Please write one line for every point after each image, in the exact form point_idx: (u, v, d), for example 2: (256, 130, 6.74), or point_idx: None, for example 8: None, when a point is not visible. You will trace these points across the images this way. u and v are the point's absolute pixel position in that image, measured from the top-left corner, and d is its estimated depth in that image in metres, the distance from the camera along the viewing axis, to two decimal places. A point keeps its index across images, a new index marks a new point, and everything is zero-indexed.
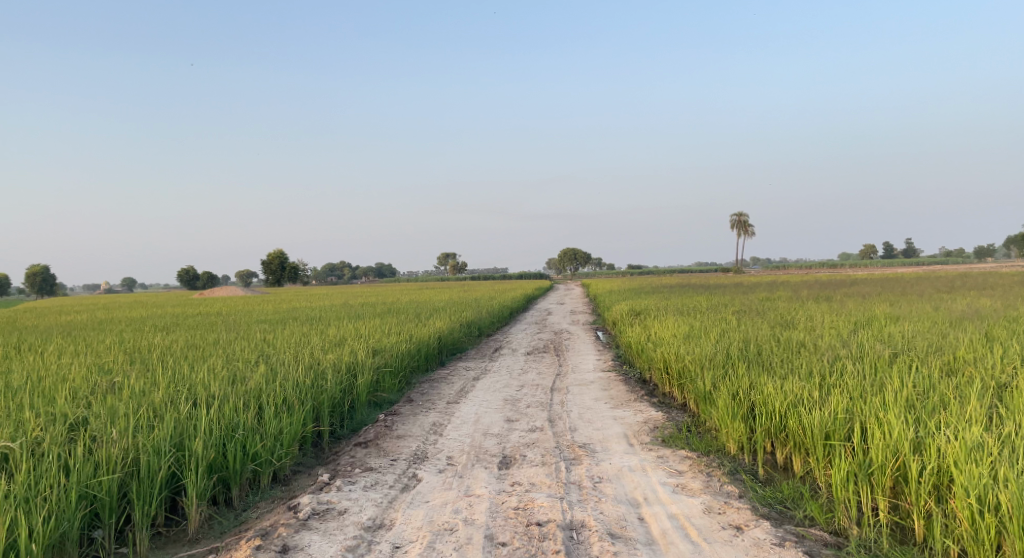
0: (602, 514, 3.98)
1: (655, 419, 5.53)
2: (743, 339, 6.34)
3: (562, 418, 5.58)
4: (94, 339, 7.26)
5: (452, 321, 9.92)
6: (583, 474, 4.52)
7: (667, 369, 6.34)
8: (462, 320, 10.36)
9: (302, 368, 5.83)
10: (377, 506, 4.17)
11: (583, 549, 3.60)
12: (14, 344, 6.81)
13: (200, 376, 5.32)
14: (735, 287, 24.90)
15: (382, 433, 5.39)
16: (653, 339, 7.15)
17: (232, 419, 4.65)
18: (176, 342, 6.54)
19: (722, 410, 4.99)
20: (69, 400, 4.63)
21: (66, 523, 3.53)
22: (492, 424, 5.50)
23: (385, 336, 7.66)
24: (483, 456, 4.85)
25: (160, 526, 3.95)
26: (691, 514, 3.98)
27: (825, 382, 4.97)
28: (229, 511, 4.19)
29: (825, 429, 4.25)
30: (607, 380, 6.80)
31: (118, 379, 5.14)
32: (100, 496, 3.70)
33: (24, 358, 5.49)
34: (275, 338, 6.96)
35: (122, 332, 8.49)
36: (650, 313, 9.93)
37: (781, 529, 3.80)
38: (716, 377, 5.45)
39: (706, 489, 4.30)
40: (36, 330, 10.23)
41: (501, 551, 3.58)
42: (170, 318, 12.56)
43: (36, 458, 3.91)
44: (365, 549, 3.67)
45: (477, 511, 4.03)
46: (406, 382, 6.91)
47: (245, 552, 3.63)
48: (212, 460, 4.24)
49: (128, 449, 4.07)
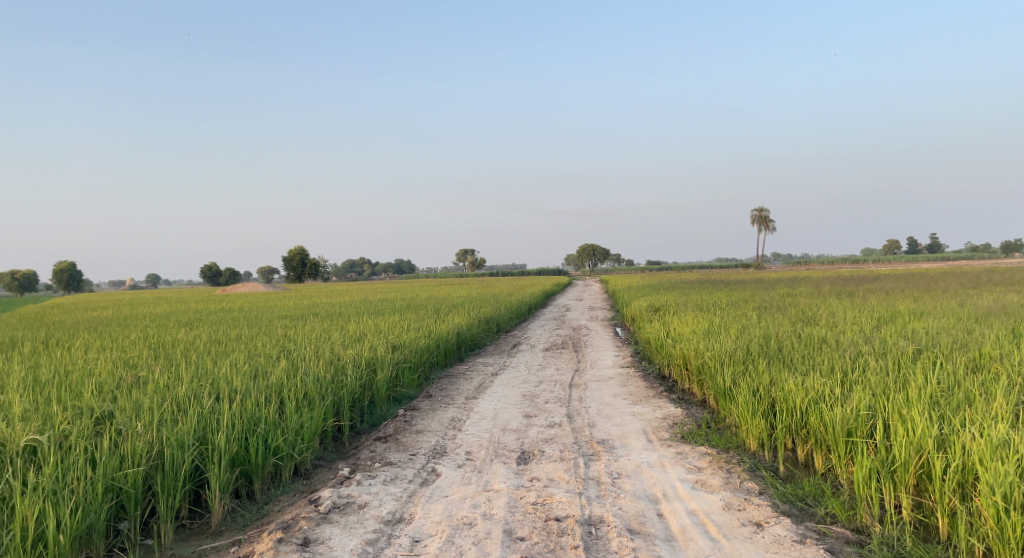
0: (621, 509, 4.00)
1: (675, 415, 5.47)
2: (764, 335, 6.27)
3: (581, 414, 5.57)
4: (120, 334, 7.32)
5: (472, 317, 9.95)
6: (602, 470, 4.52)
7: (686, 365, 6.27)
8: (482, 316, 10.40)
9: (322, 363, 5.87)
10: (397, 500, 4.22)
11: (602, 544, 3.62)
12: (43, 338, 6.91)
13: (223, 370, 5.36)
14: (771, 284, 21.02)
15: (401, 427, 5.42)
16: (673, 335, 7.09)
17: (255, 413, 4.70)
18: (199, 337, 6.59)
19: (742, 406, 4.94)
20: (95, 394, 4.69)
21: (92, 516, 3.65)
22: (511, 419, 5.50)
23: (403, 332, 7.68)
24: (501, 451, 4.86)
25: (184, 519, 4.06)
26: (710, 510, 3.97)
27: (848, 378, 4.89)
28: (252, 504, 4.27)
29: (847, 426, 4.23)
30: (626, 377, 6.74)
31: (142, 373, 5.19)
32: (125, 488, 3.83)
33: (51, 352, 5.56)
34: (296, 334, 7.00)
35: (146, 328, 8.49)
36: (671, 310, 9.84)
37: (802, 527, 3.79)
38: (736, 374, 5.38)
39: (726, 485, 4.28)
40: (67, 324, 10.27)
41: (520, 546, 3.62)
42: (194, 312, 12.79)
43: (64, 451, 4.02)
44: (385, 542, 3.73)
45: (496, 506, 4.07)
46: (424, 378, 6.92)
47: (268, 545, 3.71)
48: (235, 453, 4.31)
49: (153, 443, 4.18)
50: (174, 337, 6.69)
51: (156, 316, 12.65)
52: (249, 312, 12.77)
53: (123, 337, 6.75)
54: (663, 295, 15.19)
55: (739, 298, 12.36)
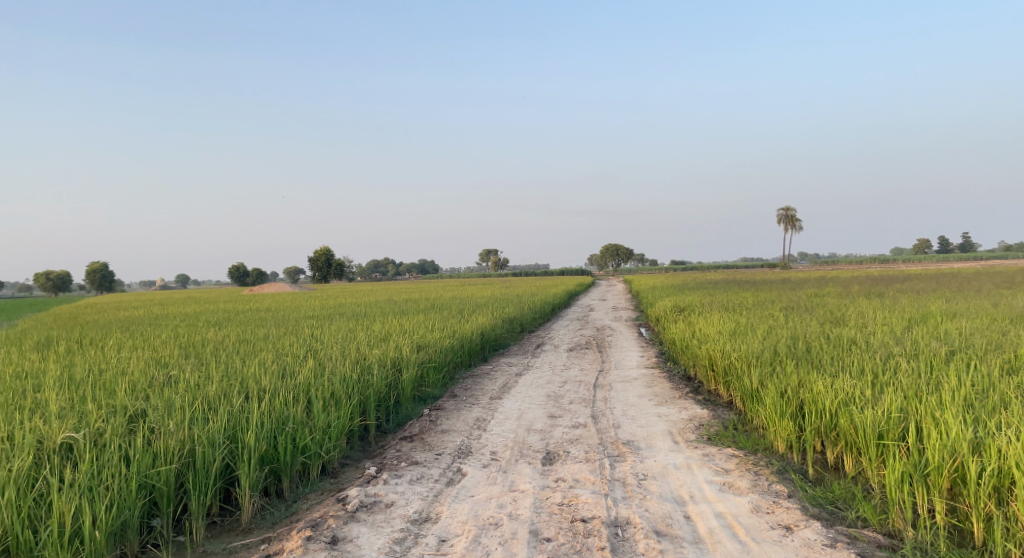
0: (647, 511, 3.98)
1: (701, 416, 5.43)
2: (792, 335, 6.20)
3: (606, 414, 5.55)
4: (151, 334, 7.44)
5: (496, 317, 9.98)
6: (628, 471, 4.50)
7: (712, 366, 6.22)
8: (505, 316, 10.42)
9: (348, 362, 5.92)
10: (423, 500, 4.24)
11: (629, 546, 3.61)
12: (77, 338, 7.05)
13: (252, 370, 5.43)
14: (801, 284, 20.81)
15: (426, 427, 5.45)
16: (699, 335, 7.03)
17: (283, 412, 4.76)
18: (228, 336, 6.67)
19: (770, 407, 4.89)
20: (129, 392, 4.77)
21: (126, 513, 3.71)
22: (535, 419, 5.50)
23: (428, 332, 7.72)
24: (526, 451, 4.86)
25: (214, 516, 4.12)
26: (738, 513, 3.94)
27: (878, 380, 4.82)
28: (281, 502, 4.32)
29: (878, 428, 4.17)
30: (651, 377, 6.71)
31: (173, 372, 5.27)
32: (158, 486, 3.90)
33: (86, 351, 5.67)
34: (322, 333, 7.06)
35: (176, 328, 8.64)
36: (695, 310, 9.75)
37: (833, 530, 3.74)
38: (763, 375, 5.32)
39: (754, 488, 4.24)
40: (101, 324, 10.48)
41: (547, 546, 3.61)
42: (222, 312, 12.97)
43: (99, 448, 4.10)
44: (412, 541, 3.75)
45: (522, 506, 4.07)
46: (449, 377, 6.95)
47: (297, 542, 3.75)
48: (264, 452, 4.36)
49: (185, 441, 4.25)
50: (204, 336, 6.79)
51: (185, 315, 12.87)
52: (276, 312, 12.95)
53: (155, 337, 6.85)
54: (689, 295, 15.25)
55: (763, 299, 12.19)
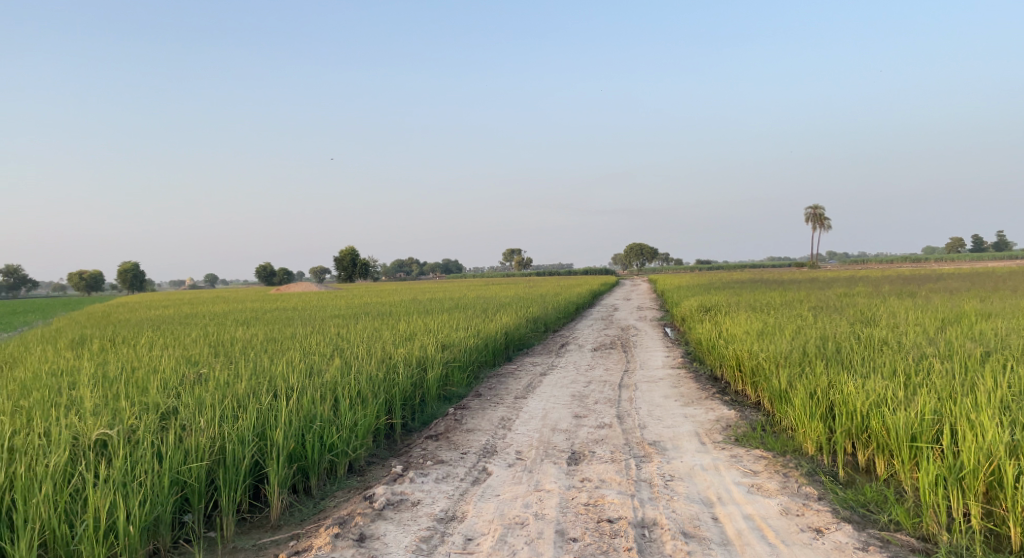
0: (674, 512, 3.95)
1: (728, 417, 5.38)
2: (821, 335, 6.12)
3: (632, 415, 5.52)
4: (181, 332, 7.56)
5: (520, 317, 9.98)
6: (654, 472, 4.47)
7: (739, 366, 6.16)
8: (529, 316, 10.41)
9: (374, 361, 5.95)
10: (449, 498, 4.25)
11: (656, 547, 3.58)
12: (110, 337, 7.19)
13: (280, 368, 5.48)
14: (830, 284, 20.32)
15: (451, 426, 5.46)
16: (725, 336, 6.96)
17: (311, 410, 4.80)
18: (256, 335, 6.76)
19: (799, 408, 4.82)
20: (160, 390, 4.85)
21: (159, 508, 3.77)
22: (560, 419, 5.49)
23: (453, 332, 7.74)
24: (551, 451, 4.85)
25: (244, 512, 4.17)
26: (767, 515, 3.89)
27: (911, 381, 4.73)
28: (309, 499, 4.36)
29: (911, 430, 4.10)
30: (677, 378, 6.66)
31: (203, 371, 5.34)
32: (190, 482, 3.95)
33: (118, 350, 5.77)
34: (348, 333, 7.12)
35: (206, 327, 8.76)
36: (720, 310, 9.64)
37: (865, 533, 3.68)
38: (792, 376, 5.25)
39: (783, 490, 4.19)
40: (135, 323, 10.71)
41: (573, 546, 3.60)
42: (250, 312, 13.15)
43: (132, 445, 4.17)
44: (438, 540, 3.76)
45: (547, 506, 4.06)
46: (474, 377, 6.96)
47: (325, 539, 3.77)
48: (292, 449, 4.40)
49: (215, 438, 4.31)
50: (233, 335, 6.89)
51: (214, 315, 13.10)
52: (303, 311, 13.12)
53: (185, 336, 6.96)
54: (715, 294, 15.14)
55: (791, 299, 12.02)
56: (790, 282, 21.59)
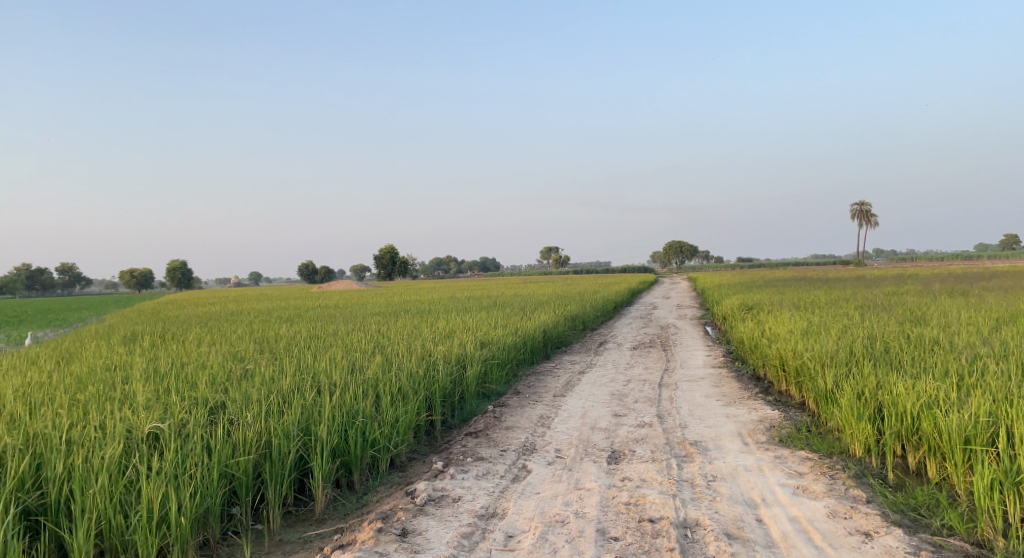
0: (717, 513, 3.90)
1: (772, 417, 5.29)
2: (869, 335, 5.97)
3: (672, 414, 5.47)
4: (228, 329, 7.75)
5: (558, 315, 9.96)
6: (696, 472, 4.42)
7: (783, 366, 6.05)
8: (567, 314, 10.39)
9: (415, 358, 6.01)
10: (489, 495, 4.27)
11: (699, 548, 3.55)
12: (159, 333, 7.41)
13: (324, 365, 5.57)
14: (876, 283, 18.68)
15: (491, 423, 5.48)
16: (768, 335, 6.85)
17: (353, 406, 4.87)
18: (300, 332, 6.88)
19: (845, 409, 4.72)
20: (209, 385, 4.98)
21: (209, 500, 3.86)
22: (600, 418, 5.47)
23: (491, 330, 7.77)
24: (591, 449, 4.83)
25: (290, 506, 4.25)
26: (813, 517, 3.82)
27: (964, 382, 4.59)
28: (352, 493, 4.42)
29: (965, 433, 3.98)
30: (718, 377, 6.57)
31: (249, 366, 5.46)
32: (238, 475, 4.04)
33: (168, 345, 5.94)
34: (388, 330, 7.20)
35: (251, 324, 8.96)
36: (761, 309, 9.46)
37: (916, 538, 3.58)
38: (838, 376, 5.14)
39: (830, 492, 4.10)
40: (185, 321, 11.04)
41: (614, 545, 3.59)
42: (293, 310, 13.42)
43: (183, 438, 4.29)
44: (479, 536, 3.78)
45: (588, 504, 4.05)
46: (513, 375, 6.98)
47: (368, 533, 3.82)
48: (336, 444, 4.47)
49: (261, 433, 4.40)
50: (277, 332, 7.03)
51: (259, 312, 13.41)
52: (344, 308, 13.34)
53: (231, 332, 7.13)
54: (755, 293, 14.85)
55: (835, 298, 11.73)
56: (841, 282, 19.82)
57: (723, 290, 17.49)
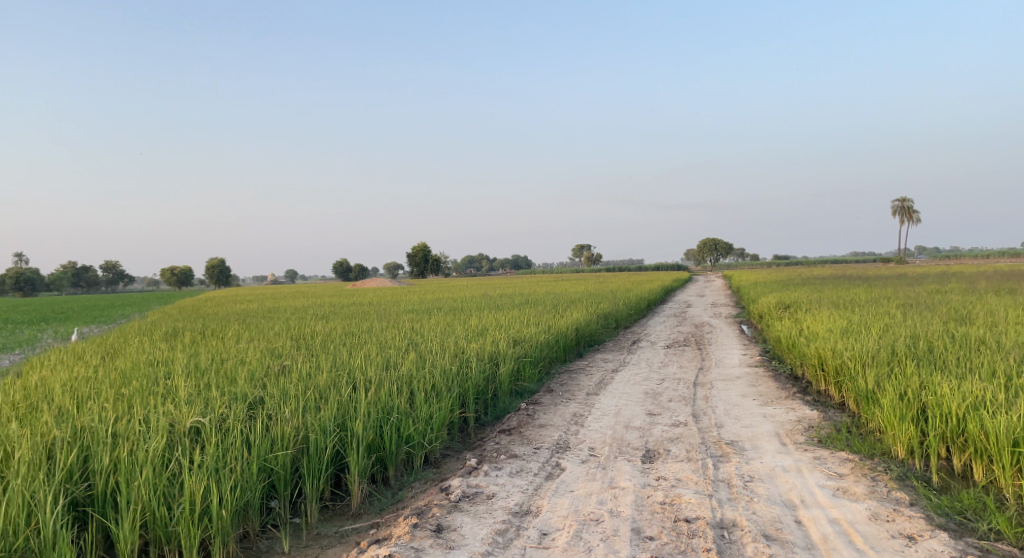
0: (755, 514, 3.84)
1: (811, 418, 5.20)
2: (912, 335, 5.83)
3: (707, 413, 5.41)
4: (265, 326, 7.90)
5: (591, 313, 9.93)
6: (733, 472, 4.37)
7: (822, 366, 5.94)
8: (600, 311, 10.35)
9: (448, 356, 6.05)
10: (523, 493, 4.27)
11: (736, 549, 3.50)
12: (200, 330, 7.58)
13: (359, 361, 5.63)
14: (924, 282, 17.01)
15: (524, 421, 5.48)
16: (806, 334, 6.73)
17: (388, 403, 4.91)
18: (336, 329, 6.97)
19: (887, 410, 4.61)
20: (248, 381, 5.07)
21: (249, 493, 3.93)
22: (634, 417, 5.43)
23: (524, 327, 7.78)
24: (625, 448, 4.81)
25: (327, 500, 4.31)
26: (855, 520, 3.74)
27: (1013, 383, 4.46)
28: (387, 489, 4.47)
29: (1013, 435, 3.86)
30: (755, 377, 6.48)
31: (287, 363, 5.55)
32: (276, 469, 4.11)
33: (209, 341, 6.08)
34: (422, 327, 7.25)
35: (287, 321, 9.10)
36: (798, 308, 9.29)
37: (962, 542, 3.49)
38: (880, 376, 5.03)
39: (872, 494, 4.01)
40: (225, 317, 11.27)
41: (650, 545, 3.56)
42: (328, 307, 13.63)
43: (223, 432, 4.37)
44: (514, 533, 3.79)
45: (622, 503, 4.03)
46: (545, 373, 6.97)
47: (404, 529, 3.85)
48: (371, 440, 4.51)
49: (299, 428, 4.47)
50: (313, 329, 7.13)
51: (295, 309, 13.64)
52: (378, 306, 13.48)
53: (269, 329, 7.26)
54: (792, 291, 14.57)
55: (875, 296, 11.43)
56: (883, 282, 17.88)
57: (757, 288, 17.21)
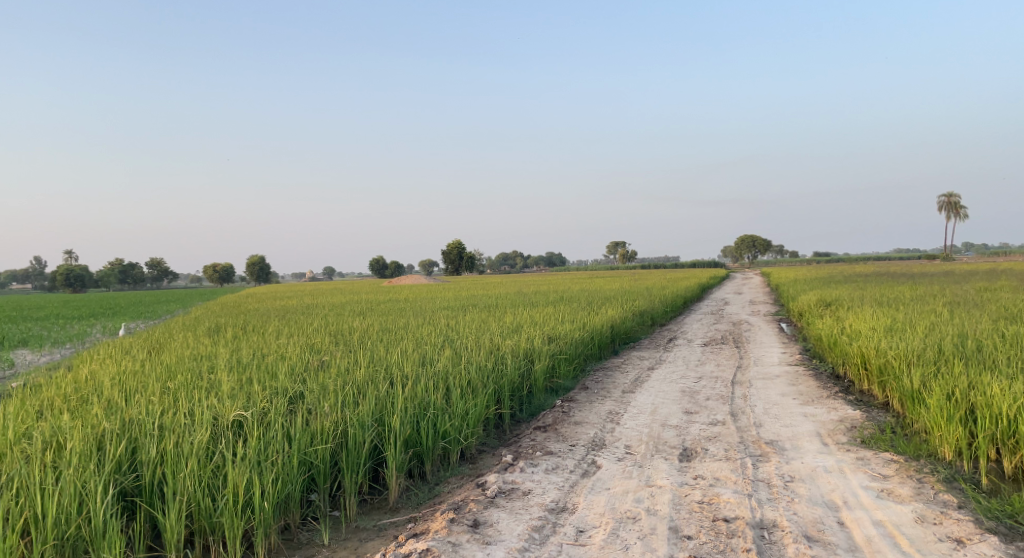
0: (796, 514, 3.78)
1: (853, 418, 5.09)
2: (960, 334, 5.66)
3: (746, 413, 5.34)
4: (304, 322, 8.05)
5: (626, 310, 9.88)
6: (773, 472, 4.30)
7: (865, 365, 5.82)
8: (636, 309, 10.28)
9: (484, 352, 6.08)
10: (559, 490, 4.27)
11: (777, 549, 3.45)
12: (242, 325, 7.76)
13: (395, 357, 5.70)
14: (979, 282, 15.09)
15: (559, 418, 5.48)
16: (848, 332, 6.59)
17: (425, 399, 4.96)
18: (373, 326, 7.06)
19: (934, 410, 4.50)
20: (288, 375, 5.17)
21: (290, 486, 4.00)
22: (670, 415, 5.39)
23: (558, 324, 7.78)
24: (662, 446, 4.77)
25: (365, 494, 4.37)
26: (900, 522, 3.66)
27: None
28: (424, 484, 4.51)
29: None
30: (795, 376, 6.37)
31: (326, 358, 5.64)
32: (316, 463, 4.18)
33: (250, 337, 6.21)
34: (457, 324, 7.30)
35: (325, 317, 9.26)
36: (840, 306, 9.09)
37: (1014, 547, 3.38)
38: (926, 376, 4.91)
39: (918, 496, 3.92)
40: (265, 313, 11.52)
41: (688, 544, 3.53)
42: (365, 303, 13.83)
43: (265, 426, 4.46)
44: (550, 530, 3.79)
45: (660, 502, 4.00)
46: (580, 370, 6.96)
47: (441, 523, 3.88)
48: (408, 435, 4.55)
49: (338, 422, 4.53)
50: (351, 325, 7.24)
51: (333, 305, 13.87)
52: (414, 303, 13.64)
53: (308, 325, 7.39)
54: (834, 289, 14.23)
55: (920, 294, 11.13)
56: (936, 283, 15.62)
57: (797, 286, 16.85)
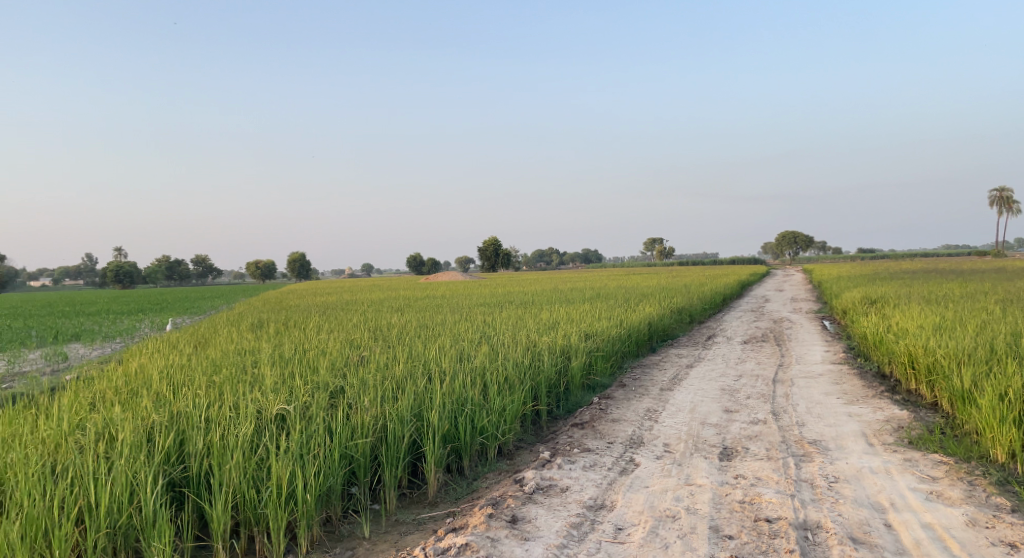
0: (841, 516, 3.71)
1: (901, 418, 4.97)
2: (1014, 332, 5.47)
3: (788, 412, 5.25)
4: (344, 318, 8.17)
5: (663, 308, 9.78)
6: (816, 473, 4.23)
7: (912, 364, 5.67)
8: (673, 306, 10.18)
9: (521, 349, 6.09)
10: (597, 487, 4.26)
11: (821, 551, 3.40)
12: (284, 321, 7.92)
13: (433, 353, 5.74)
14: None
15: (597, 415, 5.46)
16: (895, 331, 6.42)
17: (463, 394, 4.99)
18: (411, 322, 7.13)
19: (986, 411, 4.36)
20: (329, 370, 5.26)
21: (331, 479, 4.06)
22: (710, 413, 5.33)
23: (595, 322, 7.74)
24: (702, 445, 4.72)
25: (404, 488, 4.42)
26: (951, 526, 3.56)
27: None
28: (462, 479, 4.55)
29: None
30: (839, 375, 6.24)
31: (365, 353, 5.72)
32: (356, 456, 4.24)
33: (292, 332, 6.33)
34: (494, 320, 7.32)
35: (364, 313, 9.39)
36: (885, 303, 8.85)
37: None
38: (977, 376, 4.76)
39: (969, 499, 3.81)
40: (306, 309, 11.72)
41: (729, 544, 3.49)
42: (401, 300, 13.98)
43: (307, 419, 4.54)
44: (589, 527, 3.78)
45: (700, 501, 3.96)
46: (617, 367, 6.92)
47: (480, 518, 3.90)
48: (447, 430, 4.59)
49: (378, 417, 4.59)
50: (390, 321, 7.32)
51: (369, 302, 14.06)
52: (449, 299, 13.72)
53: (348, 321, 7.51)
54: (879, 286, 13.83)
55: (969, 291, 10.77)
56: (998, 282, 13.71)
57: (841, 283, 16.41)
